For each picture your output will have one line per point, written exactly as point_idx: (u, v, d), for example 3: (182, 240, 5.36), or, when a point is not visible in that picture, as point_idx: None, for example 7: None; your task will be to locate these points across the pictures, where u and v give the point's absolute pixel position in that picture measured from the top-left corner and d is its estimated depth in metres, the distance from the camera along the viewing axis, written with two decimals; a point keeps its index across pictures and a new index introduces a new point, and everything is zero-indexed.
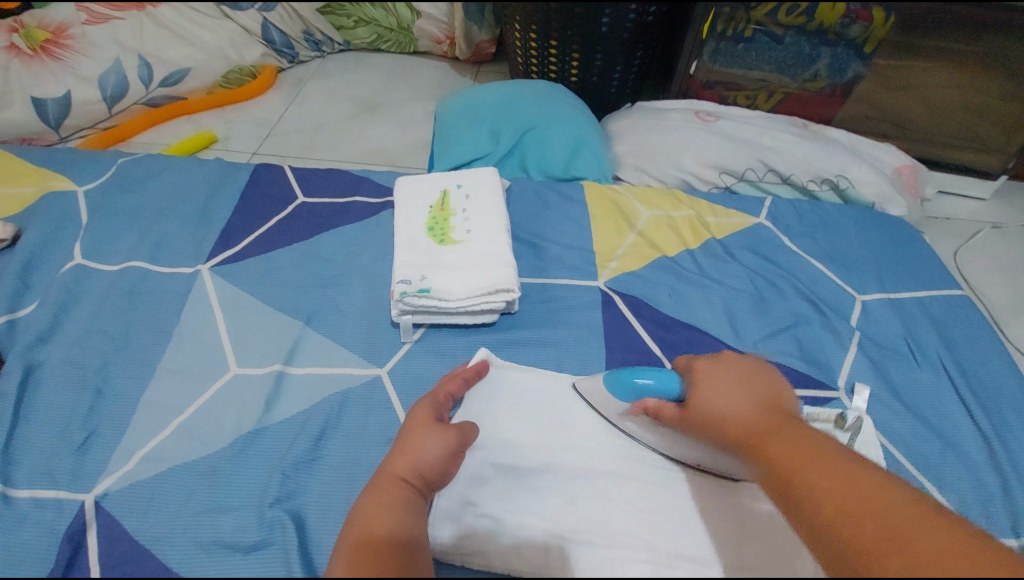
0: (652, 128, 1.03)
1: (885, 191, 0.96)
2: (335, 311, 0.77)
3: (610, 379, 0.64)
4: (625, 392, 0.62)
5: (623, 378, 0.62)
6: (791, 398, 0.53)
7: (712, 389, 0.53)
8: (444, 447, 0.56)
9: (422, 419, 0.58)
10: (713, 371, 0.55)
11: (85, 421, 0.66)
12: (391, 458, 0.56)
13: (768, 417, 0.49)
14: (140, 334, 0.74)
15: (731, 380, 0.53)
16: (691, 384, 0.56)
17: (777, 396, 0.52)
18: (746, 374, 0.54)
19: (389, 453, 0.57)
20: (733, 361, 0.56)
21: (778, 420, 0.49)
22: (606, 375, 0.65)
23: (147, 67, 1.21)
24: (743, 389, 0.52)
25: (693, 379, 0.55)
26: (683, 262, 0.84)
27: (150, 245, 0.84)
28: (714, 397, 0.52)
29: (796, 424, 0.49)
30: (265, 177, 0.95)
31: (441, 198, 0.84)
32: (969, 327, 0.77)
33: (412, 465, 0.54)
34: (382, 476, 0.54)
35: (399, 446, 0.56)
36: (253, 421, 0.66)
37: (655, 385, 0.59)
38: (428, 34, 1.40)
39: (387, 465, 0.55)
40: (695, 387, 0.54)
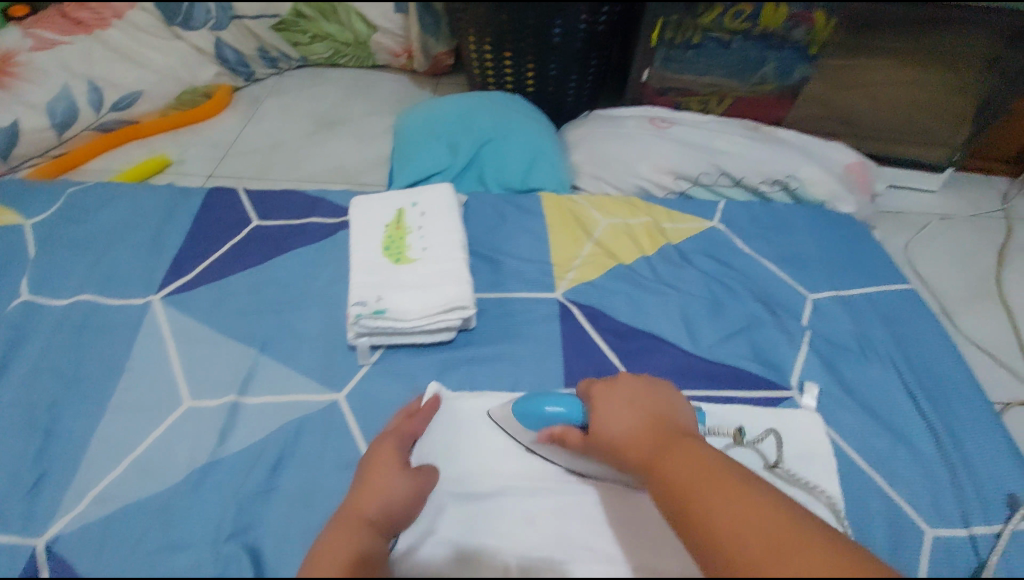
0: (608, 136, 1.04)
1: (836, 189, 0.98)
2: (291, 337, 0.76)
3: (520, 406, 0.63)
4: (533, 420, 0.62)
5: (532, 405, 0.62)
6: (682, 413, 0.56)
7: (609, 413, 0.55)
8: (409, 488, 0.58)
9: (390, 457, 0.59)
10: (609, 392, 0.58)
11: (34, 462, 0.65)
12: (356, 496, 0.56)
13: (659, 439, 0.51)
14: (90, 369, 0.73)
15: (624, 400, 0.56)
16: (591, 407, 0.58)
17: (666, 415, 0.54)
18: (638, 394, 0.57)
19: (352, 490, 0.58)
20: (628, 383, 0.59)
21: (668, 440, 0.51)
22: (514, 404, 0.65)
23: (96, 92, 1.19)
24: (631, 411, 0.55)
25: (592, 402, 0.58)
26: (640, 269, 0.85)
27: (100, 277, 0.82)
28: (612, 421, 0.55)
29: (686, 440, 0.51)
30: (218, 201, 0.94)
31: (396, 216, 0.83)
32: (916, 320, 0.80)
33: (381, 506, 0.55)
34: (348, 515, 0.54)
35: (366, 485, 0.57)
36: (208, 454, 0.65)
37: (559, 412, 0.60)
38: (385, 48, 1.39)
39: (352, 503, 0.56)
40: (593, 410, 0.57)
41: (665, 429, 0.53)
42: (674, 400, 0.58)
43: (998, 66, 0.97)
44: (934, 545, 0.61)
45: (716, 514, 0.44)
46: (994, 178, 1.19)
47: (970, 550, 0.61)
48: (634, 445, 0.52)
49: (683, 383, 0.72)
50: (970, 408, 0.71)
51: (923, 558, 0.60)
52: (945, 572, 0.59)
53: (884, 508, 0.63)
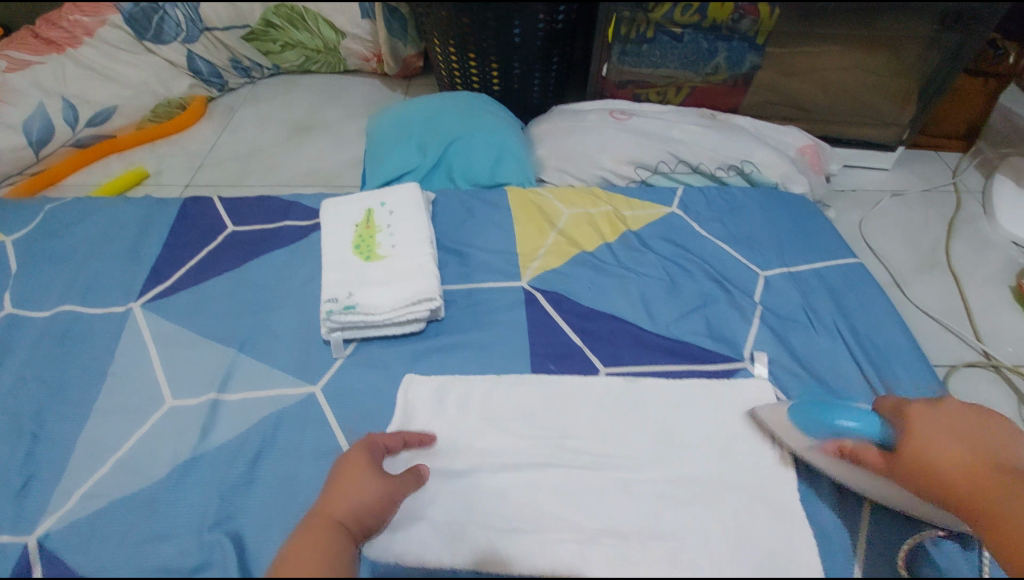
0: (571, 130, 1.08)
1: (788, 171, 1.03)
2: (268, 335, 0.79)
3: (802, 413, 0.64)
4: (816, 431, 0.63)
5: (813, 414, 0.63)
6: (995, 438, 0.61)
7: (936, 441, 0.58)
8: (378, 495, 0.57)
9: (363, 462, 0.59)
10: (929, 416, 0.60)
11: (23, 465, 0.68)
12: (325, 499, 0.55)
13: (994, 477, 0.57)
14: (74, 377, 0.75)
15: (947, 428, 0.59)
16: (903, 426, 0.60)
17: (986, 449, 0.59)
18: (957, 421, 0.60)
19: (322, 495, 0.56)
20: (950, 411, 0.62)
21: (1006, 480, 0.56)
22: (793, 413, 0.65)
23: (71, 109, 1.21)
24: (957, 441, 0.58)
25: (906, 420, 0.60)
26: (601, 255, 0.89)
27: (81, 288, 0.85)
28: (940, 450, 0.58)
29: (1022, 481, 0.57)
30: (194, 210, 0.96)
31: (366, 216, 0.87)
32: (863, 291, 0.84)
33: (350, 509, 0.54)
34: (316, 515, 0.53)
35: (337, 487, 0.56)
36: (191, 449, 0.68)
37: (854, 428, 0.60)
38: (355, 53, 1.41)
39: (322, 505, 0.54)
40: (911, 431, 0.59)
41: (1000, 466, 0.57)
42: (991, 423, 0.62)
43: (939, 45, 1.01)
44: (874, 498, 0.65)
45: None
46: (946, 152, 1.24)
47: None
48: (968, 479, 0.57)
49: (642, 359, 0.77)
50: (911, 369, 0.76)
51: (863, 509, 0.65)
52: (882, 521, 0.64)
53: None
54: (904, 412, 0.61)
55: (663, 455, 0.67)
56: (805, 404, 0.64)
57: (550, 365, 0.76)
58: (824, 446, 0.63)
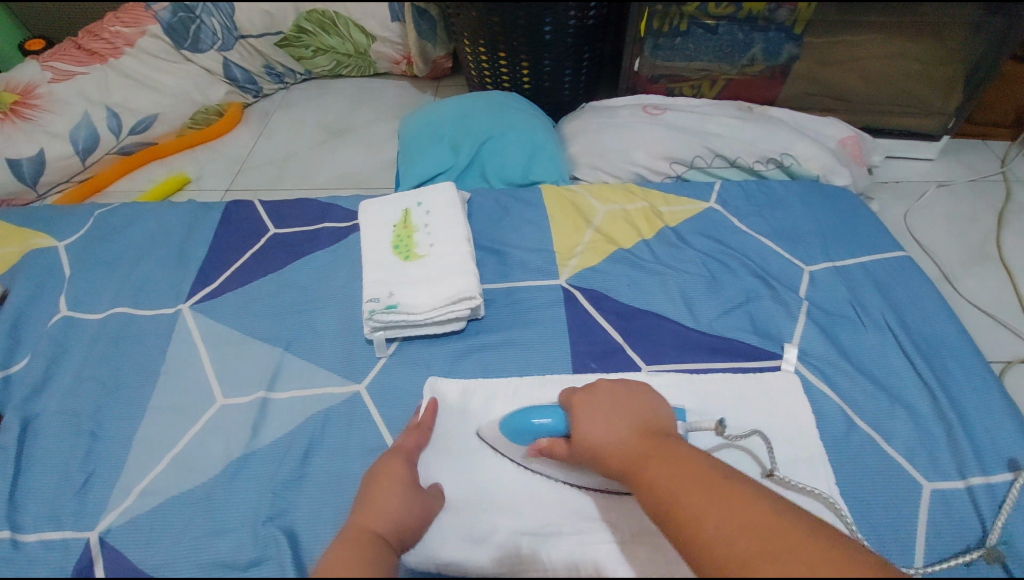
0: (604, 126, 1.08)
1: (829, 163, 1.00)
2: (312, 335, 0.81)
3: (507, 421, 0.65)
4: (520, 435, 0.64)
5: (516, 420, 0.65)
6: (664, 415, 0.58)
7: (589, 422, 0.57)
8: (413, 509, 0.56)
9: (397, 475, 0.58)
10: (589, 399, 0.59)
11: (84, 462, 0.70)
12: (358, 515, 0.54)
13: (635, 437, 0.53)
14: (129, 377, 0.78)
15: (604, 407, 0.58)
16: (572, 416, 0.59)
17: (643, 420, 0.56)
18: (620, 399, 0.59)
19: (355, 508, 0.55)
20: (607, 390, 0.60)
21: (643, 440, 0.53)
22: (502, 421, 0.67)
23: (115, 118, 1.24)
24: (611, 416, 0.56)
25: (572, 408, 0.60)
26: (639, 251, 0.88)
27: (132, 291, 0.88)
28: (588, 431, 0.56)
29: (668, 438, 0.53)
30: (237, 214, 0.99)
31: (403, 217, 0.88)
32: (912, 286, 0.82)
33: (391, 523, 0.53)
34: (356, 529, 0.51)
35: (372, 503, 0.55)
36: (242, 447, 0.70)
37: (539, 425, 0.62)
38: (385, 56, 1.43)
39: (357, 520, 0.53)
40: (574, 420, 0.59)
41: (648, 431, 0.54)
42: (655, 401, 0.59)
43: (985, 29, 0.97)
44: (932, 497, 0.63)
45: (698, 510, 0.45)
46: (993, 142, 1.20)
47: (970, 505, 0.63)
48: (614, 450, 0.54)
49: (685, 357, 0.76)
50: (965, 365, 0.73)
51: (922, 507, 0.63)
52: (941, 521, 0.62)
53: (882, 463, 0.66)
54: (569, 400, 0.62)
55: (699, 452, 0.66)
56: (510, 413, 0.66)
57: (591, 363, 0.76)
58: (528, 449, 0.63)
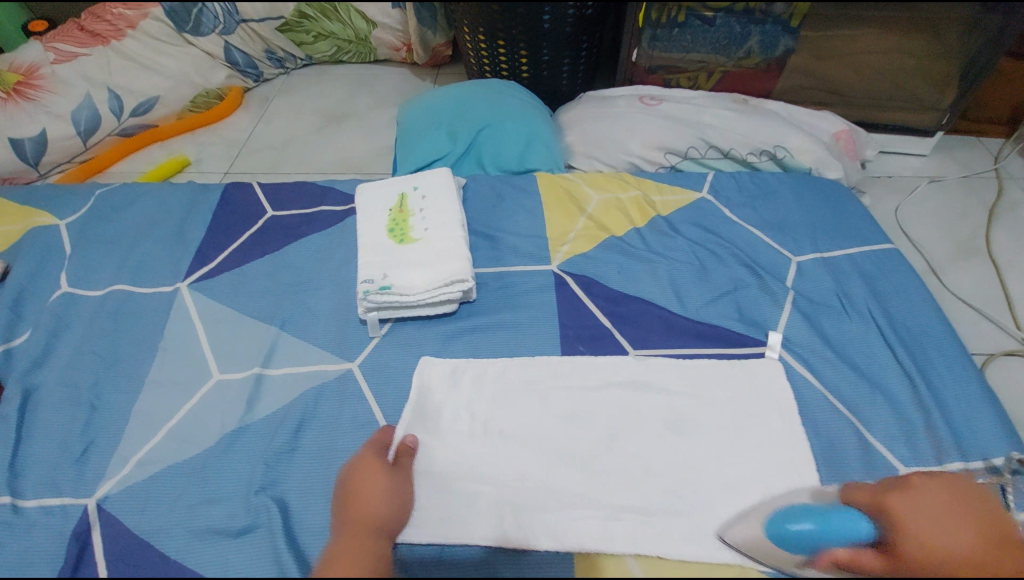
0: (600, 116, 1.09)
1: (822, 156, 1.02)
2: (307, 315, 0.82)
3: (780, 527, 0.55)
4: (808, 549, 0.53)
5: (795, 527, 0.54)
6: (1000, 518, 0.54)
7: (929, 531, 0.51)
8: (397, 491, 0.59)
9: (378, 465, 0.60)
10: (915, 505, 0.54)
11: (83, 433, 0.72)
12: (346, 510, 0.55)
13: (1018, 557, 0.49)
14: (127, 351, 0.80)
15: (942, 515, 0.53)
16: (897, 525, 0.52)
17: (988, 530, 0.52)
18: (949, 506, 0.54)
19: (340, 499, 0.57)
20: (926, 492, 0.55)
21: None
22: (772, 527, 0.55)
23: (116, 100, 1.25)
24: (959, 529, 0.52)
25: (896, 516, 0.53)
26: (631, 240, 0.89)
27: (130, 269, 0.89)
28: (938, 541, 0.51)
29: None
30: (235, 196, 1.00)
31: (399, 201, 0.89)
32: (899, 279, 0.83)
33: (380, 511, 0.56)
34: (350, 523, 0.53)
35: (358, 497, 0.56)
36: (237, 420, 0.72)
37: (848, 535, 0.53)
38: (385, 43, 1.44)
39: (348, 516, 0.54)
40: (906, 530, 0.52)
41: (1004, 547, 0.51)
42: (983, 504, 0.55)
43: (981, 28, 0.97)
44: None
45: None
46: (988, 139, 1.20)
47: None
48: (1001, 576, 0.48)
49: (672, 342, 0.77)
50: (948, 357, 0.74)
51: None
52: None
53: (858, 449, 0.67)
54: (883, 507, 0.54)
55: (673, 435, 0.68)
56: (789, 526, 0.54)
57: (579, 346, 0.77)
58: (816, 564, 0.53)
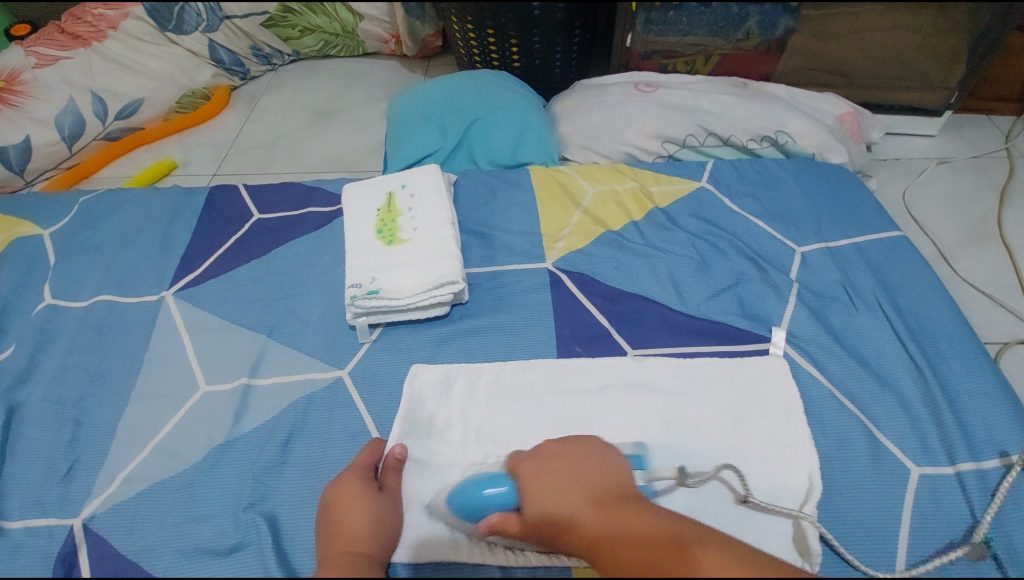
0: (595, 105, 1.05)
1: (825, 140, 0.98)
2: (296, 321, 0.80)
3: (456, 498, 0.60)
4: (471, 514, 0.59)
5: (465, 495, 0.59)
6: (618, 469, 0.57)
7: (542, 492, 0.55)
8: (386, 515, 0.58)
9: (359, 489, 0.59)
10: (536, 467, 0.58)
11: (68, 450, 0.70)
12: (329, 544, 0.54)
13: (603, 502, 0.53)
14: (113, 364, 0.78)
15: (554, 474, 0.56)
16: (522, 488, 0.57)
17: (598, 483, 0.55)
18: (571, 463, 0.57)
19: (326, 533, 0.56)
20: (554, 453, 0.59)
21: (605, 511, 0.52)
22: (449, 496, 0.61)
23: (100, 103, 1.22)
24: (562, 483, 0.55)
25: (521, 479, 0.57)
26: (628, 234, 0.86)
27: (116, 279, 0.87)
28: (544, 500, 0.54)
29: (632, 501, 0.53)
30: (220, 200, 0.98)
31: (387, 200, 0.86)
32: (907, 268, 0.80)
33: (371, 538, 0.55)
34: (339, 555, 0.52)
35: (341, 527, 0.55)
36: (224, 433, 0.70)
37: (494, 502, 0.58)
38: (373, 35, 1.40)
39: (331, 550, 0.53)
40: (524, 491, 0.56)
41: (608, 497, 0.54)
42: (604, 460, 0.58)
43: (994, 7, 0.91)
44: (920, 482, 0.62)
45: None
46: (998, 117, 1.16)
47: (958, 489, 0.62)
48: (581, 524, 0.52)
49: (672, 341, 0.75)
50: (959, 348, 0.72)
51: (908, 491, 0.62)
52: (928, 504, 0.61)
53: (869, 447, 0.65)
54: (515, 466, 0.59)
55: (672, 438, 0.66)
56: (456, 491, 0.60)
57: (576, 347, 0.75)
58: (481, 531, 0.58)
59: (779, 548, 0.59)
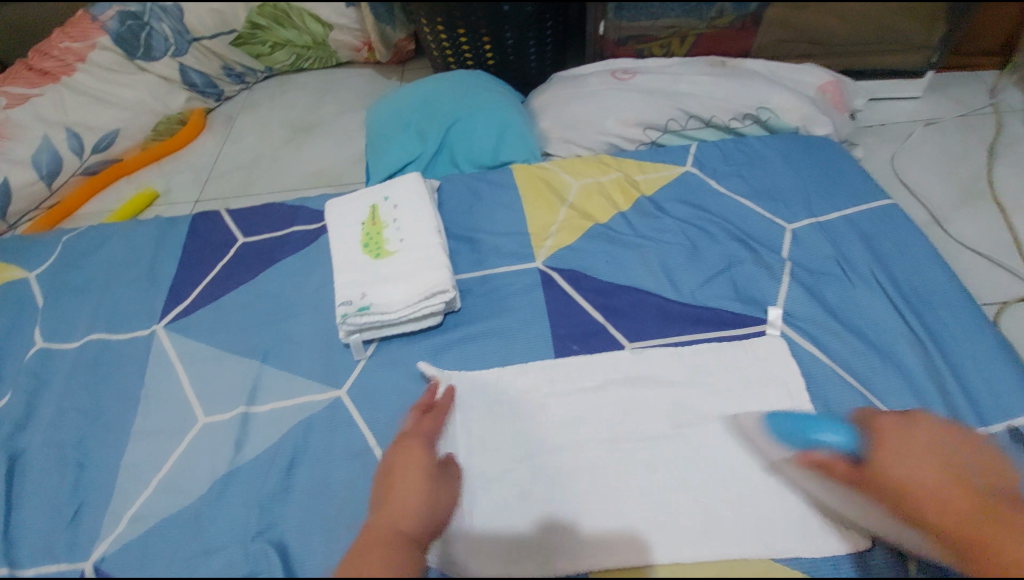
0: (573, 96, 1.04)
1: (808, 113, 0.98)
2: (289, 344, 0.79)
3: (776, 419, 0.61)
4: (792, 441, 0.59)
5: (783, 424, 0.60)
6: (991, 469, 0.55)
7: (902, 457, 0.54)
8: (437, 498, 0.56)
9: (418, 467, 0.57)
10: (901, 432, 0.56)
11: (72, 494, 0.69)
12: (378, 513, 0.53)
13: (979, 493, 0.52)
14: (111, 403, 0.77)
15: (923, 450, 0.54)
16: (874, 440, 0.56)
17: (964, 472, 0.53)
18: (943, 447, 0.55)
19: (374, 505, 0.55)
20: (926, 426, 0.57)
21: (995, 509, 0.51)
22: (766, 417, 0.62)
23: (76, 138, 1.21)
24: (935, 458, 0.54)
25: (878, 433, 0.56)
26: (616, 226, 0.86)
27: (106, 316, 0.87)
28: (898, 462, 0.54)
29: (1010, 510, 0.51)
30: (204, 227, 0.97)
31: (371, 213, 0.85)
32: (899, 236, 0.79)
33: (419, 517, 0.53)
34: (383, 528, 0.51)
35: (391, 498, 0.54)
36: (226, 464, 0.69)
37: (824, 437, 0.57)
38: (345, 44, 1.30)
39: (377, 523, 0.51)
40: (879, 447, 0.55)
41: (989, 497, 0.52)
42: (971, 451, 0.56)
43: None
44: None
45: None
46: None
47: None
48: (941, 497, 0.51)
49: (669, 331, 0.74)
50: (956, 313, 0.71)
51: None
52: None
53: None
54: (869, 421, 0.58)
55: (676, 428, 0.65)
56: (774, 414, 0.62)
57: (573, 345, 0.74)
58: (792, 458, 0.60)
59: (790, 535, 0.58)
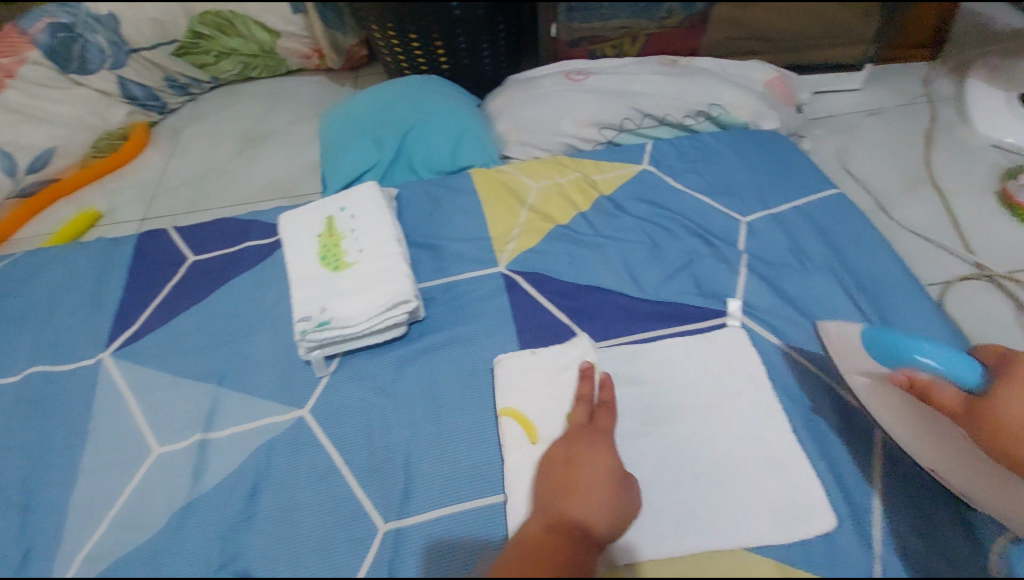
0: (529, 99, 1.04)
1: (757, 108, 1.00)
2: (247, 364, 0.76)
3: (887, 337, 0.58)
4: (895, 360, 0.58)
5: (897, 341, 0.58)
6: None
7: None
8: (624, 497, 0.55)
9: (600, 455, 0.56)
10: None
11: (19, 538, 0.65)
12: (563, 506, 0.52)
13: None
14: (56, 440, 0.72)
15: None
16: (999, 382, 0.56)
17: None
18: None
19: (552, 491, 0.55)
20: None
21: None
22: (877, 333, 0.60)
23: (7, 158, 1.09)
24: None
25: (1008, 377, 0.56)
26: (577, 226, 0.86)
27: (47, 347, 0.81)
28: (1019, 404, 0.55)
29: None
30: (152, 247, 0.93)
31: (327, 225, 0.83)
32: (848, 224, 0.82)
33: (606, 515, 0.52)
34: (563, 515, 0.51)
35: (576, 484, 0.54)
36: (185, 495, 0.66)
37: (939, 364, 0.56)
38: (293, 52, 1.37)
39: (559, 504, 0.52)
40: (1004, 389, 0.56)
41: None
42: None
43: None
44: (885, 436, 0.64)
45: None
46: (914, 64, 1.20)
47: None
48: None
49: (633, 328, 0.74)
50: (904, 296, 0.74)
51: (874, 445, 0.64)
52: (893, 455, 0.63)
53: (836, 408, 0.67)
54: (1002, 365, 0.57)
55: (646, 426, 0.65)
56: (873, 332, 0.60)
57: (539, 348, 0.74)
58: (890, 375, 0.59)
59: (765, 525, 0.58)
